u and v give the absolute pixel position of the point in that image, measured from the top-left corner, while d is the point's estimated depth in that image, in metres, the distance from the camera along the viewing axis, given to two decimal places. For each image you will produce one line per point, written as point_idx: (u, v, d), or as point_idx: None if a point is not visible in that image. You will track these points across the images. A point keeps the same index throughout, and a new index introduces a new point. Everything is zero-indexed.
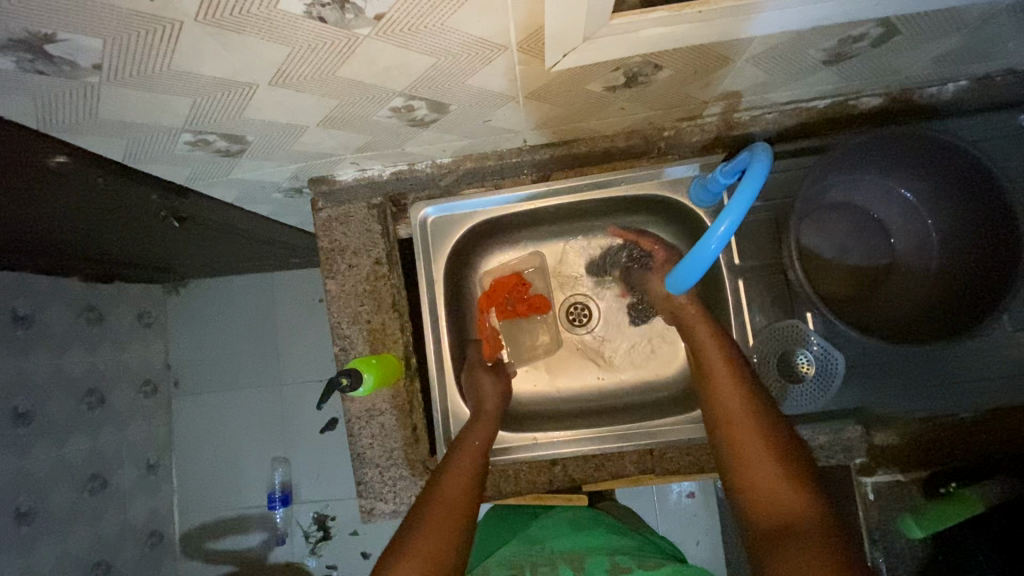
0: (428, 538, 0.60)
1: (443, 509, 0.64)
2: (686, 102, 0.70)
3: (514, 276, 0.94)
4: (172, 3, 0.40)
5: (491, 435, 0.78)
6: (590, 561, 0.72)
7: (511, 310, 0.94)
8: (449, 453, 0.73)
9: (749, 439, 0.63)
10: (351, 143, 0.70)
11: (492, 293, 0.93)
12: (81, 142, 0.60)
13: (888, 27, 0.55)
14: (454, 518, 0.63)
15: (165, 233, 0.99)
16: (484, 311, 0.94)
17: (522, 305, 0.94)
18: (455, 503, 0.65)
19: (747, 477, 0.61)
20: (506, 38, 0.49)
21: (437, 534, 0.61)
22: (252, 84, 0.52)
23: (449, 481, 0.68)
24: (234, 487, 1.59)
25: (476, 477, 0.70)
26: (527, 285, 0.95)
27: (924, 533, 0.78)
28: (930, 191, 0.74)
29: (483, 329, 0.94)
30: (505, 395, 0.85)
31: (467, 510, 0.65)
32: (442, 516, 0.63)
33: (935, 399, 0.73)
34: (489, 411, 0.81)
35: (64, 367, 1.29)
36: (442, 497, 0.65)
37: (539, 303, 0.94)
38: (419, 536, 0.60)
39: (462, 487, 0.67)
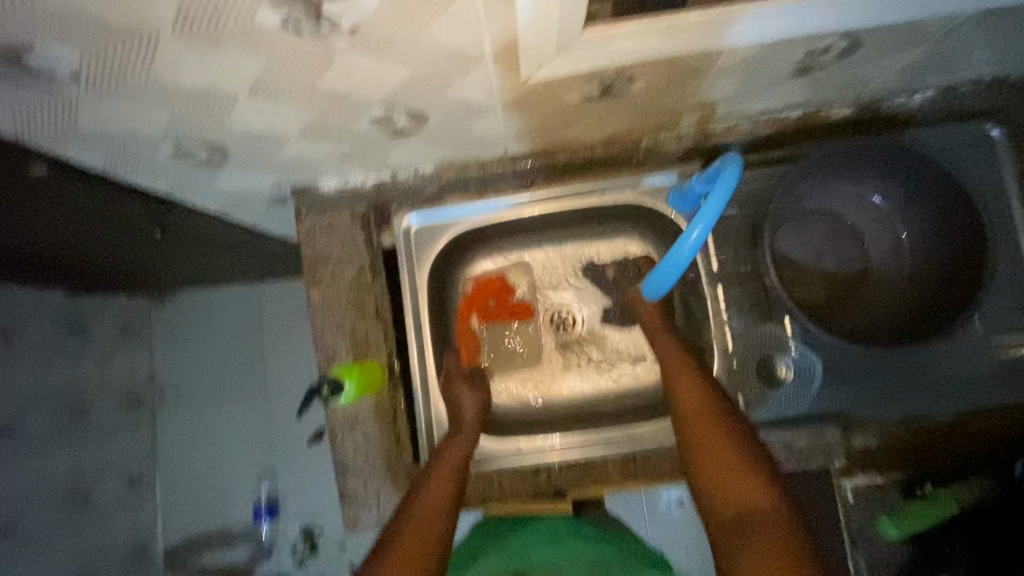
0: (405, 548, 0.60)
1: (422, 517, 0.64)
2: (662, 112, 0.71)
3: (498, 280, 0.96)
4: (149, 15, 0.40)
5: (471, 445, 0.78)
6: (570, 572, 0.72)
7: (494, 314, 0.96)
8: (429, 465, 0.74)
9: (715, 436, 0.65)
10: (333, 152, 0.70)
11: (475, 296, 0.96)
12: (60, 152, 0.60)
13: (852, 39, 0.57)
14: (431, 527, 0.63)
15: (149, 244, 0.99)
16: (465, 316, 0.95)
17: (505, 311, 0.96)
18: (434, 513, 0.65)
19: (712, 472, 0.63)
20: (482, 50, 0.50)
21: (415, 542, 0.61)
22: (231, 94, 0.52)
23: (428, 491, 0.68)
24: (220, 501, 1.57)
25: (455, 488, 0.70)
26: (510, 291, 0.96)
27: (903, 534, 0.79)
28: (900, 198, 0.77)
29: (463, 333, 0.95)
30: (483, 405, 0.85)
31: (445, 519, 0.65)
32: (421, 525, 0.63)
33: (908, 401, 0.75)
34: (468, 420, 0.82)
35: (45, 380, 1.27)
36: (421, 508, 0.65)
37: (522, 310, 0.96)
38: (396, 545, 0.60)
39: (440, 497, 0.67)
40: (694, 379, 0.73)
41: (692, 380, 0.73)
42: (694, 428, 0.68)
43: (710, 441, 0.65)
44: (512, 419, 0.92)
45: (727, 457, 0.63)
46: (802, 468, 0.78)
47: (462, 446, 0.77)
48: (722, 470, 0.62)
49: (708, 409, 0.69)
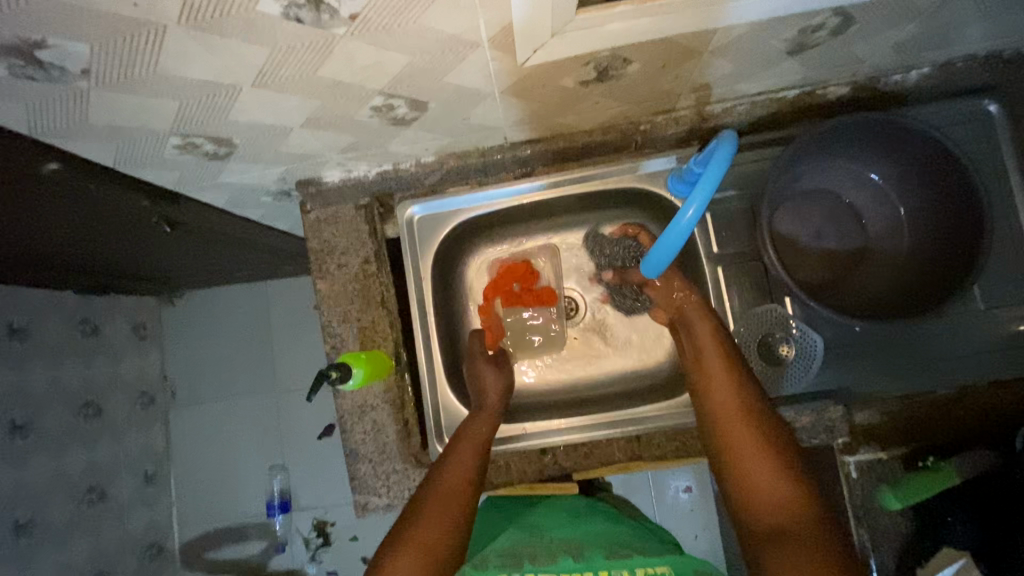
0: (428, 527, 0.62)
1: (445, 497, 0.66)
2: (659, 95, 0.72)
3: (523, 264, 0.95)
4: (154, 7, 0.42)
5: (493, 428, 0.79)
6: (590, 550, 0.70)
7: (518, 298, 0.95)
8: (453, 443, 0.75)
9: (746, 441, 0.64)
10: (335, 144, 0.72)
11: (499, 281, 0.95)
12: (71, 147, 0.62)
13: (844, 16, 0.57)
14: (451, 508, 0.65)
15: (158, 241, 1.01)
16: (489, 299, 0.96)
17: (530, 294, 0.95)
18: (457, 493, 0.66)
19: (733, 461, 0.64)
20: (477, 35, 0.51)
21: (438, 523, 0.63)
22: (235, 85, 0.54)
23: (452, 470, 0.69)
24: (232, 495, 1.59)
25: (478, 468, 0.71)
26: (534, 276, 0.96)
27: (903, 504, 0.79)
28: (897, 172, 0.77)
29: (486, 317, 0.95)
30: (506, 387, 0.85)
31: (467, 502, 0.66)
32: (445, 506, 0.65)
33: (910, 376, 0.75)
34: (491, 403, 0.82)
35: (60, 379, 1.30)
36: (445, 487, 0.67)
37: (546, 295, 0.95)
38: (419, 525, 0.62)
39: (464, 479, 0.69)
40: (726, 376, 0.71)
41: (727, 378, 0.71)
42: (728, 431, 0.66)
43: (741, 444, 0.64)
44: (518, 405, 0.93)
45: (758, 462, 0.62)
46: (807, 444, 0.80)
47: (483, 428, 0.77)
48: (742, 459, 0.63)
49: (740, 411, 0.67)
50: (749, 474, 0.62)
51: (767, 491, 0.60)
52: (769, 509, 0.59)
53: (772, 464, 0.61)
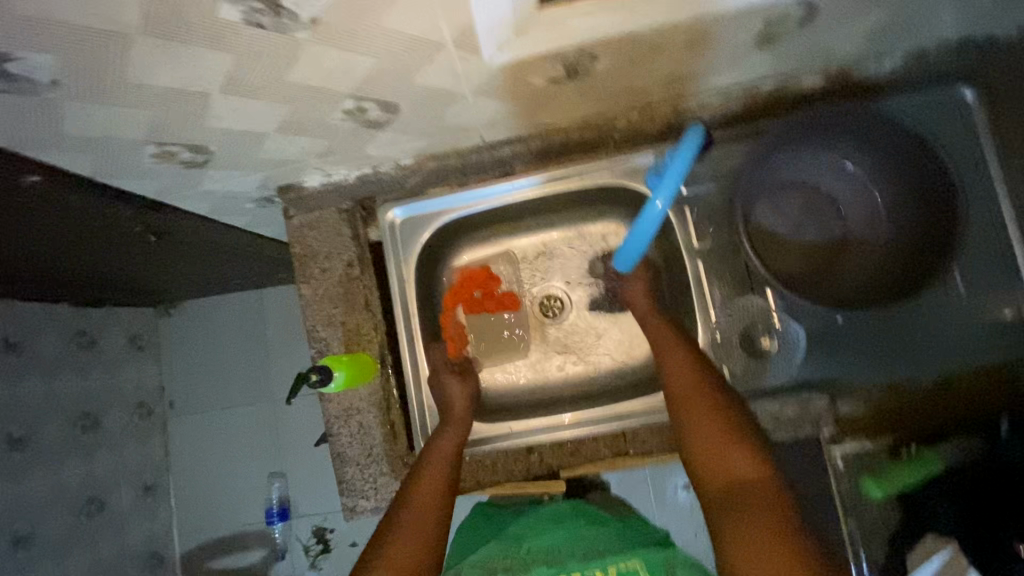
0: (400, 546, 0.62)
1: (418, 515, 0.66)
2: (631, 92, 0.73)
3: (482, 271, 0.96)
4: (116, 17, 0.42)
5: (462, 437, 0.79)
6: (568, 558, 0.70)
7: (478, 305, 0.96)
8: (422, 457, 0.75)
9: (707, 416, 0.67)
10: (312, 148, 0.73)
11: (459, 290, 0.95)
12: (50, 159, 0.62)
13: (807, 7, 0.58)
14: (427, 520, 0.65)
15: (147, 252, 1.02)
16: (451, 308, 0.95)
17: (491, 301, 0.96)
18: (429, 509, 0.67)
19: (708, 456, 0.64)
20: (440, 36, 0.52)
21: (413, 541, 0.63)
22: (205, 93, 0.54)
23: (423, 484, 0.70)
24: (230, 504, 1.60)
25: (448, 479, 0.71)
26: (496, 281, 0.97)
27: (883, 494, 0.80)
28: (872, 163, 0.78)
29: (449, 326, 0.95)
30: (472, 397, 0.86)
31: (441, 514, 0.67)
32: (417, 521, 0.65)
33: (891, 364, 0.76)
34: (459, 412, 0.82)
35: (56, 392, 1.31)
36: (416, 502, 0.67)
37: (508, 301, 0.96)
38: (395, 547, 0.62)
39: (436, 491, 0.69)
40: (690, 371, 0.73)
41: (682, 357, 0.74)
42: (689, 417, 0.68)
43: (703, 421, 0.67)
44: (504, 405, 0.94)
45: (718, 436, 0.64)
46: (791, 436, 0.80)
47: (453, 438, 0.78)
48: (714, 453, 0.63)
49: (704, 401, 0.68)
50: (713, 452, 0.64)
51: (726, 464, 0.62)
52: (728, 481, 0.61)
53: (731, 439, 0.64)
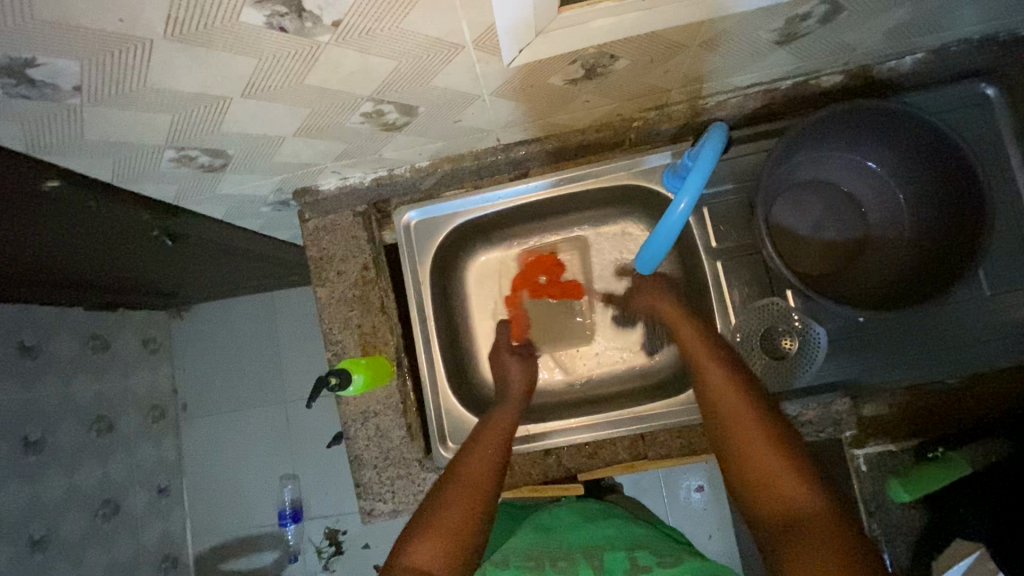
0: (445, 513, 0.62)
1: (466, 484, 0.66)
2: (649, 92, 0.72)
3: (550, 256, 0.97)
4: (139, 22, 0.42)
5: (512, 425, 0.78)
6: (609, 554, 0.70)
7: (545, 291, 0.97)
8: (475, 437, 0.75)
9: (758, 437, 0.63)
10: (329, 151, 0.73)
11: (527, 274, 0.97)
12: (71, 164, 0.63)
13: (831, 4, 0.57)
14: (478, 486, 0.66)
15: (162, 255, 1.02)
16: (517, 291, 0.97)
17: (556, 288, 0.97)
18: (475, 482, 0.66)
19: (752, 475, 0.61)
20: (461, 37, 0.52)
21: (458, 506, 0.63)
22: (225, 97, 0.54)
23: (477, 455, 0.70)
24: (244, 506, 1.60)
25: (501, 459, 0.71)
26: (564, 269, 0.98)
27: (912, 497, 0.79)
28: (894, 159, 0.76)
29: (514, 308, 0.97)
30: (531, 381, 0.88)
31: (491, 485, 0.67)
32: (464, 489, 0.65)
33: (922, 368, 0.74)
34: (516, 395, 0.84)
35: (72, 395, 1.32)
36: (467, 471, 0.68)
37: (574, 289, 0.97)
38: (440, 511, 0.62)
39: (486, 464, 0.69)
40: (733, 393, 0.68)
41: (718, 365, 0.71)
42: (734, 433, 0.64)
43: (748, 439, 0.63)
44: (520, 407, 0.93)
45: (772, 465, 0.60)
46: (814, 438, 0.80)
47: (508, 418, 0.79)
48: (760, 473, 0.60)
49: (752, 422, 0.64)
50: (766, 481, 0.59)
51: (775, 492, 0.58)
52: (779, 511, 0.57)
53: (780, 457, 0.60)
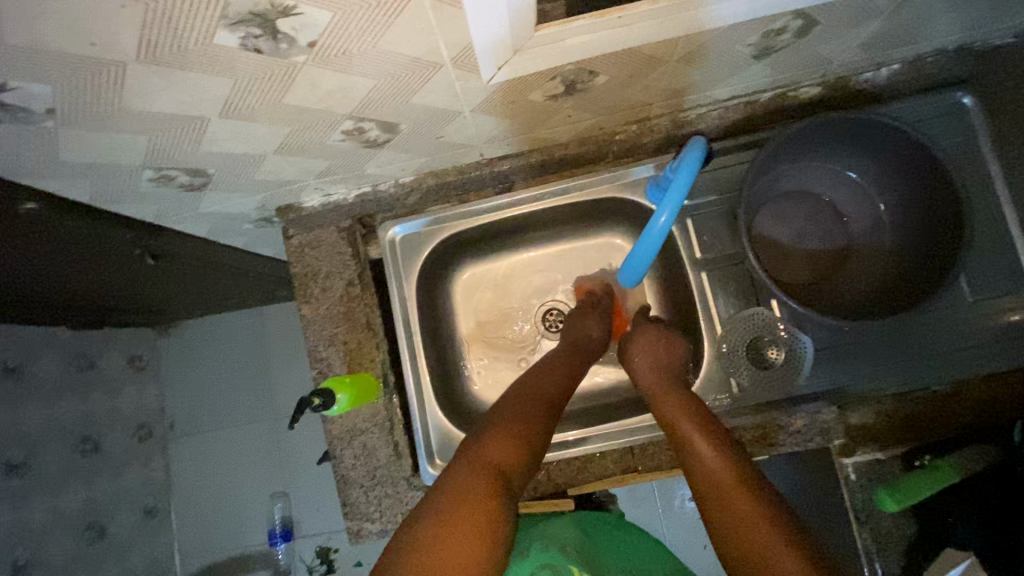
0: (516, 421, 0.65)
1: (534, 401, 0.69)
2: (630, 105, 0.73)
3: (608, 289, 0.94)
4: (111, 46, 0.42)
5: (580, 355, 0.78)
6: None
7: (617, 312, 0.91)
8: (542, 358, 0.77)
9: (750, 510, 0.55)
10: (311, 169, 0.72)
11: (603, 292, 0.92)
12: (48, 186, 0.62)
13: (805, 18, 0.58)
14: (544, 406, 0.68)
15: (145, 274, 1.01)
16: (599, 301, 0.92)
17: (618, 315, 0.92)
18: (546, 398, 0.70)
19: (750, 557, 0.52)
20: (439, 56, 0.52)
21: (527, 416, 0.66)
22: (202, 117, 0.54)
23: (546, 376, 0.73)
24: (233, 525, 1.57)
25: (565, 383, 0.73)
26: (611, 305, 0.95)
27: (899, 507, 0.75)
28: (874, 168, 0.77)
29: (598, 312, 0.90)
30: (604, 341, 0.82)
31: (554, 407, 0.70)
32: (532, 405, 0.68)
33: (905, 375, 0.74)
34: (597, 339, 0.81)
35: (56, 416, 1.30)
36: (535, 388, 0.71)
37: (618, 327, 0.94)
38: (512, 419, 0.65)
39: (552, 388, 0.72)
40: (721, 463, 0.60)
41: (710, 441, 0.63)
42: (722, 501, 0.57)
43: (741, 519, 0.54)
44: None
45: (765, 534, 0.53)
46: (802, 448, 0.79)
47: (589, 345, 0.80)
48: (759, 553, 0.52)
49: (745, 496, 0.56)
50: (761, 551, 0.52)
51: (770, 564, 0.51)
52: None
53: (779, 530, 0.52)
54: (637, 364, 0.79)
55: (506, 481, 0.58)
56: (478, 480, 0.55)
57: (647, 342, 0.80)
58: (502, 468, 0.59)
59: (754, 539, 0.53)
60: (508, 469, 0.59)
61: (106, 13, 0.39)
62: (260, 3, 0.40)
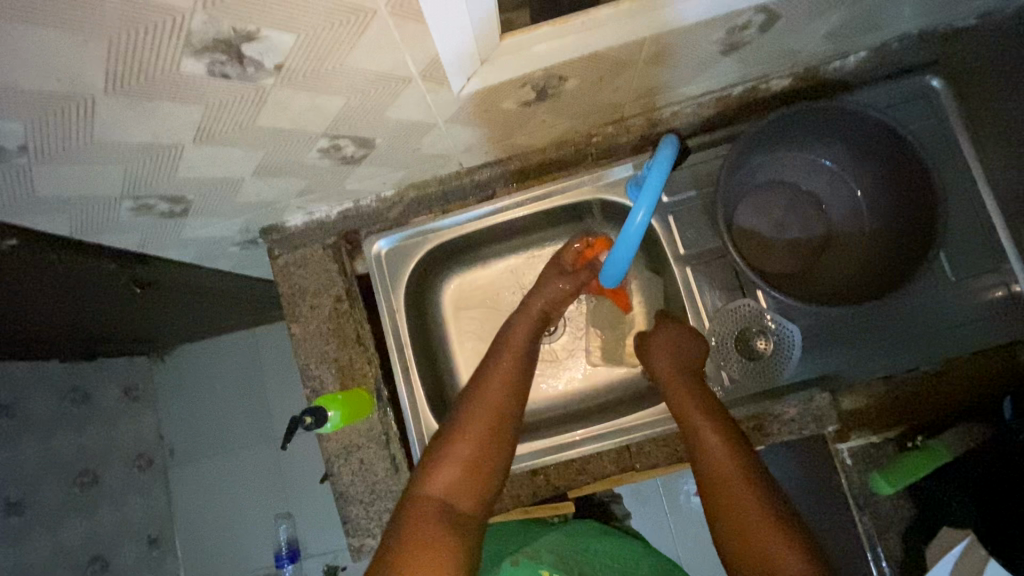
0: (462, 445, 0.69)
1: (485, 418, 0.71)
2: (603, 108, 0.73)
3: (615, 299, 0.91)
4: (78, 80, 0.42)
5: (535, 327, 0.83)
6: None
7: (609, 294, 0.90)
8: (500, 351, 0.80)
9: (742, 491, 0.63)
10: (291, 189, 0.73)
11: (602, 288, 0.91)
12: (27, 222, 0.62)
13: (767, 13, 0.58)
14: (493, 416, 0.72)
15: (133, 303, 1.01)
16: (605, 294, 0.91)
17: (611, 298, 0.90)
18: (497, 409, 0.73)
19: (740, 541, 0.61)
20: (408, 71, 0.52)
21: (473, 436, 0.70)
22: (176, 144, 0.54)
23: (498, 380, 0.75)
24: (238, 550, 1.56)
25: (518, 385, 0.76)
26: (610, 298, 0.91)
27: (894, 488, 0.77)
28: (849, 156, 0.78)
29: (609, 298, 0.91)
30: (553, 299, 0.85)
31: (506, 414, 0.73)
32: (483, 423, 0.71)
33: (895, 357, 0.75)
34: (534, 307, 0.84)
35: (51, 452, 1.29)
36: (480, 397, 0.74)
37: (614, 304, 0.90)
38: (457, 445, 0.69)
39: (505, 393, 0.74)
40: (721, 453, 0.66)
41: (710, 424, 0.69)
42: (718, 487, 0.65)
43: (738, 508, 0.63)
44: None
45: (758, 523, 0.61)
46: (797, 437, 0.78)
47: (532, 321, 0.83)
48: (749, 541, 0.60)
49: (743, 485, 0.64)
50: (753, 542, 0.60)
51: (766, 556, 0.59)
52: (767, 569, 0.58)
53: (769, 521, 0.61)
54: (656, 355, 0.80)
55: (452, 508, 0.65)
56: (425, 515, 0.62)
57: (664, 338, 0.81)
58: (450, 501, 0.65)
59: (750, 534, 0.61)
60: (457, 500, 0.66)
61: (70, 49, 0.39)
62: (222, 29, 0.41)
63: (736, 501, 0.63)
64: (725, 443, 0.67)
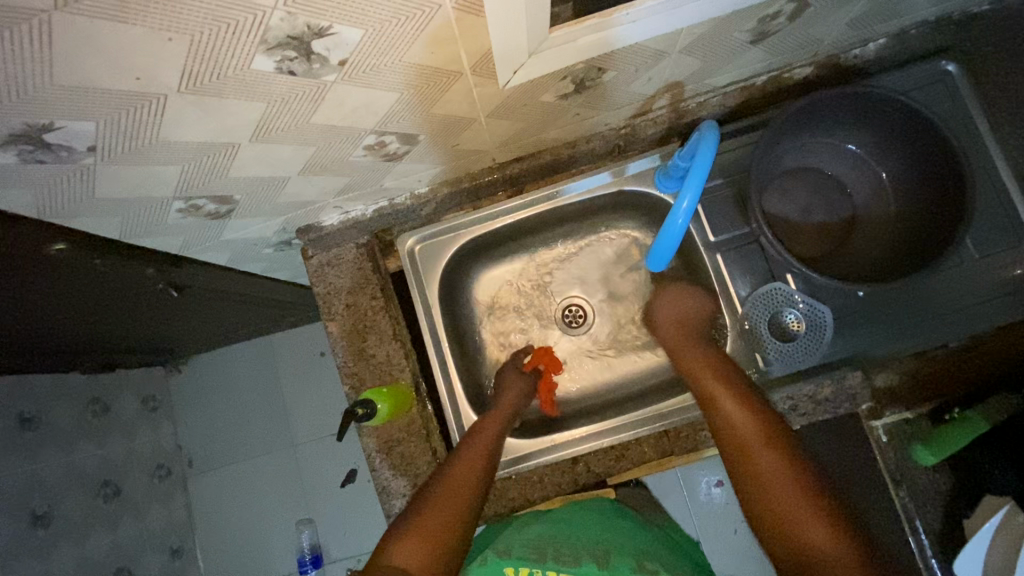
0: (433, 518, 0.64)
1: (451, 495, 0.66)
2: (634, 99, 0.75)
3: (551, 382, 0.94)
4: (156, 79, 0.44)
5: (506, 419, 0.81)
6: (615, 557, 0.68)
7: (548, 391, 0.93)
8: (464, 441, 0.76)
9: (772, 473, 0.62)
10: (332, 187, 0.74)
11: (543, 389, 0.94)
12: (79, 225, 0.63)
13: (799, 2, 0.61)
14: (461, 495, 0.67)
15: (162, 309, 1.01)
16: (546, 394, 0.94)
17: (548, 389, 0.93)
18: (464, 488, 0.68)
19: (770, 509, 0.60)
20: (459, 64, 0.54)
21: (446, 514, 0.64)
22: (234, 143, 0.56)
23: (462, 461, 0.71)
24: (262, 556, 1.54)
25: (484, 464, 0.72)
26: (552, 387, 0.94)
27: (938, 459, 0.83)
28: (873, 140, 0.80)
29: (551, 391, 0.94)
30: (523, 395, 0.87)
31: (477, 492, 0.68)
32: (449, 499, 0.66)
33: (928, 335, 0.76)
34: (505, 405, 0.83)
35: (74, 464, 1.28)
36: (446, 478, 0.68)
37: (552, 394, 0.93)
38: (422, 516, 0.64)
39: (471, 473, 0.70)
40: (749, 424, 0.66)
41: (732, 399, 0.69)
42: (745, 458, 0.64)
43: (764, 474, 0.62)
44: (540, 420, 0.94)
45: (791, 504, 0.59)
46: (832, 415, 0.81)
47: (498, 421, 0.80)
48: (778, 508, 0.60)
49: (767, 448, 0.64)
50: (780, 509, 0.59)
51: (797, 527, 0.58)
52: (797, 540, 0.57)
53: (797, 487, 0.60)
54: (665, 328, 0.86)
55: None
56: None
57: (669, 308, 0.88)
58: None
59: (774, 499, 0.60)
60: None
61: (152, 47, 0.40)
62: (298, 26, 0.42)
63: (766, 470, 0.62)
64: (749, 415, 0.67)
